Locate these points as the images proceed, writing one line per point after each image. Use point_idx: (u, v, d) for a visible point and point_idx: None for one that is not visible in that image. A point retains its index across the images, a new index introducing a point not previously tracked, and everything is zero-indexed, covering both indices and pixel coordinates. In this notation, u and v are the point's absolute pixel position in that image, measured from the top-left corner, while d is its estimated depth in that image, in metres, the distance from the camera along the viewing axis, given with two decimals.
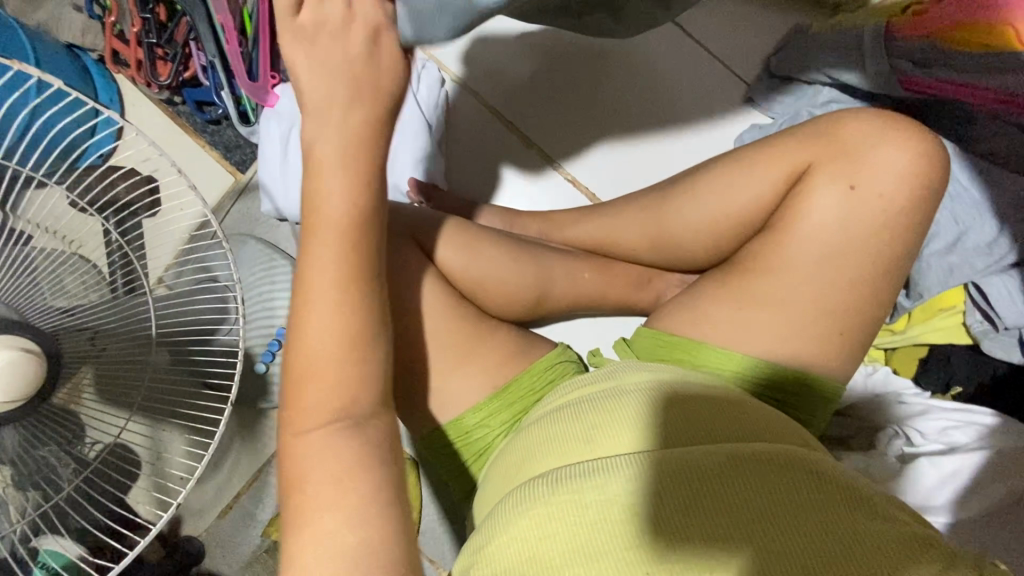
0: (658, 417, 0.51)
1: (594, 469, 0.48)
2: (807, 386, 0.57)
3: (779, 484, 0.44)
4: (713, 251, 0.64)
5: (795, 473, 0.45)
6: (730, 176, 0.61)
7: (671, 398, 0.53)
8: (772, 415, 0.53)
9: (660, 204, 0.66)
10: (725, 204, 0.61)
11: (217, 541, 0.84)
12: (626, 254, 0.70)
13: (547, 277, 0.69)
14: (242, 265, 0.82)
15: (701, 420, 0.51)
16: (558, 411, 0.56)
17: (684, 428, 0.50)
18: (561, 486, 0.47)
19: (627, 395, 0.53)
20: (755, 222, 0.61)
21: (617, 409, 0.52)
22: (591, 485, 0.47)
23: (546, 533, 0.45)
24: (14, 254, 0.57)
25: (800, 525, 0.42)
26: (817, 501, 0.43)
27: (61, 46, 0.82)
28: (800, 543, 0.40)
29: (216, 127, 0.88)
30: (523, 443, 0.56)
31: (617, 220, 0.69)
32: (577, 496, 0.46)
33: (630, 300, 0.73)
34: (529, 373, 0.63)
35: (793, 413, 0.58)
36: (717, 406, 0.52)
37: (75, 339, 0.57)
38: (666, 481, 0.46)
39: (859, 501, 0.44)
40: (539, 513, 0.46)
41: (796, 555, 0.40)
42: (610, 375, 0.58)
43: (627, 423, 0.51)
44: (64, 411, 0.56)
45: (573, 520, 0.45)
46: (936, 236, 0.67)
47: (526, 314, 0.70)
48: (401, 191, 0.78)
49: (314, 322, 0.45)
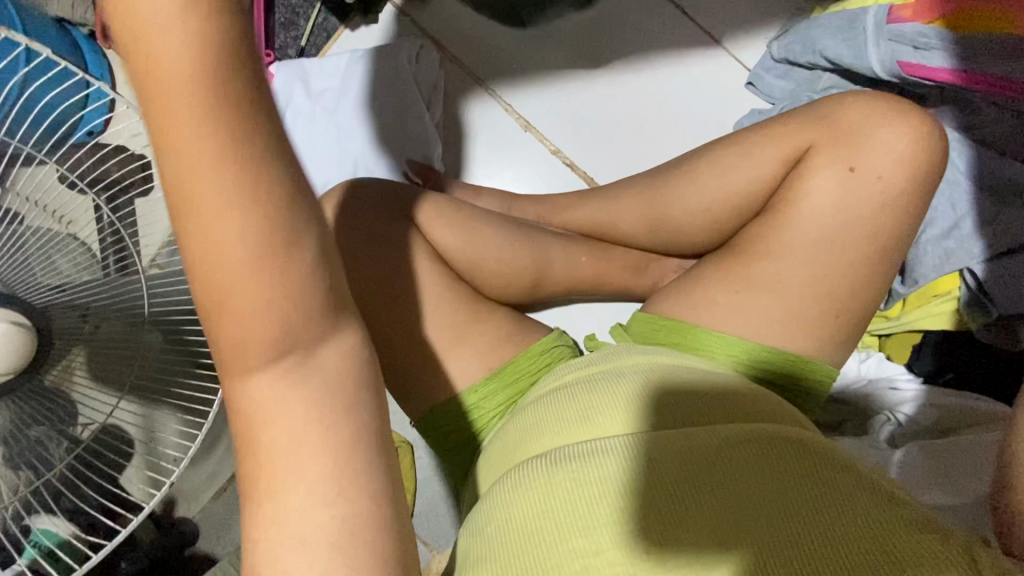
0: (655, 398, 0.51)
1: (589, 450, 0.48)
2: (801, 371, 0.57)
3: (773, 463, 0.45)
4: (712, 236, 0.64)
5: (788, 454, 0.45)
6: (729, 159, 0.61)
7: (667, 381, 0.53)
8: (769, 397, 0.53)
9: (660, 188, 0.65)
10: (723, 187, 0.61)
11: (212, 522, 0.85)
12: (624, 238, 0.70)
13: (544, 259, 0.69)
14: None
15: (697, 402, 0.51)
16: (556, 392, 0.56)
17: (681, 409, 0.50)
18: (556, 466, 0.48)
19: (624, 377, 0.54)
20: (753, 205, 0.61)
21: (613, 391, 0.53)
22: (587, 466, 0.47)
23: (542, 514, 0.45)
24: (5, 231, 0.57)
25: (793, 502, 0.42)
26: (811, 481, 0.43)
27: (50, 21, 0.79)
28: (793, 520, 0.41)
29: None
30: (521, 425, 0.56)
31: (615, 203, 0.69)
32: (573, 478, 0.46)
33: (628, 285, 0.73)
34: (525, 356, 0.63)
35: (790, 397, 0.58)
36: (713, 389, 0.52)
37: (66, 316, 0.57)
38: (661, 461, 0.46)
39: (851, 480, 0.44)
40: (537, 495, 0.46)
41: (788, 531, 0.40)
42: (607, 358, 0.58)
43: (624, 405, 0.51)
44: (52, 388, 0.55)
45: (568, 500, 0.45)
46: (929, 228, 0.68)
47: (524, 297, 0.70)
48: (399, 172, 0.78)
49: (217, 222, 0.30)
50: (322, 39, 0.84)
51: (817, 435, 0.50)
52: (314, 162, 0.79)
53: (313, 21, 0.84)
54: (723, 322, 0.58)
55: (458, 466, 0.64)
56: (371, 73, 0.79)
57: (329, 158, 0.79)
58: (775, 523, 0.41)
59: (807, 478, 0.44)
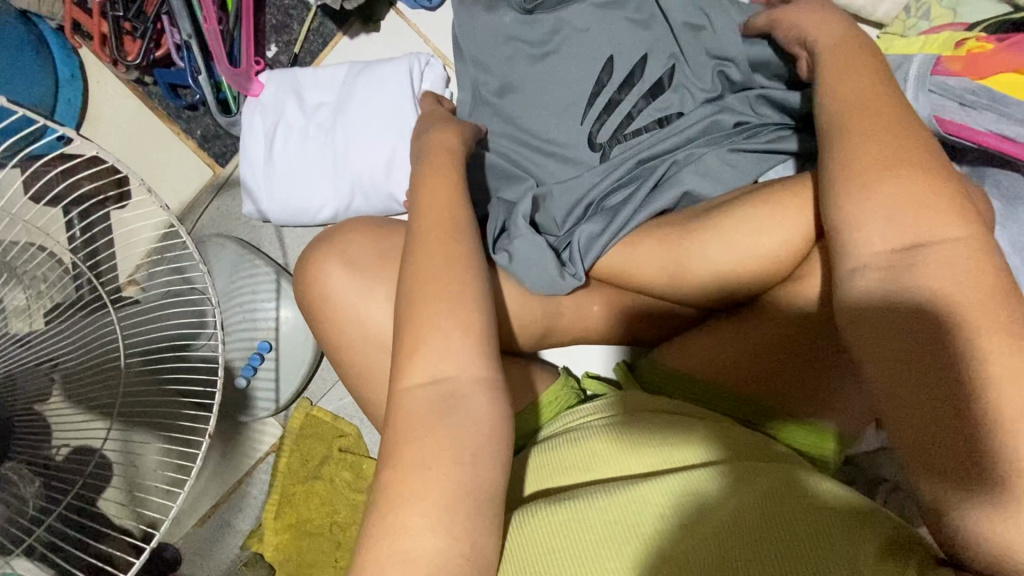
0: (639, 442, 0.54)
1: (579, 492, 0.51)
2: (790, 424, 0.61)
3: (762, 490, 0.47)
4: (731, 294, 0.61)
5: (776, 481, 0.48)
6: (758, 218, 0.57)
7: (662, 422, 0.56)
8: (757, 442, 0.55)
9: (682, 239, 0.61)
10: (754, 249, 0.57)
11: (195, 549, 0.82)
12: (640, 287, 0.66)
13: (555, 311, 0.67)
14: (221, 270, 0.76)
15: (689, 441, 0.54)
16: (556, 438, 0.58)
17: (667, 452, 0.53)
18: (563, 503, 0.50)
19: (621, 420, 0.57)
20: (782, 270, 0.57)
21: (611, 433, 0.56)
22: (573, 507, 0.49)
23: (535, 549, 0.47)
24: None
25: (780, 529, 0.44)
26: (798, 523, 0.44)
27: (15, 15, 0.71)
28: (780, 546, 0.43)
29: (193, 113, 0.78)
30: (516, 477, 0.56)
31: (634, 253, 0.64)
32: (560, 518, 0.48)
33: (636, 333, 0.71)
34: (536, 407, 0.64)
35: (797, 445, 0.61)
36: (704, 429, 0.55)
37: (34, 370, 0.53)
38: (657, 491, 0.48)
39: (836, 499, 0.46)
40: (546, 538, 0.48)
41: (775, 557, 0.43)
42: (606, 403, 0.60)
43: (610, 452, 0.54)
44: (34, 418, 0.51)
45: (575, 534, 0.47)
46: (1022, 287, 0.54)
47: (532, 343, 0.69)
48: (398, 201, 0.72)
49: (384, 466, 0.45)
50: (318, 46, 0.79)
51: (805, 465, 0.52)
52: (307, 182, 0.73)
53: (307, 25, 0.78)
54: (717, 377, 0.63)
55: None
56: (374, 90, 0.73)
57: (324, 179, 0.73)
58: (747, 552, 0.43)
59: (786, 512, 0.45)
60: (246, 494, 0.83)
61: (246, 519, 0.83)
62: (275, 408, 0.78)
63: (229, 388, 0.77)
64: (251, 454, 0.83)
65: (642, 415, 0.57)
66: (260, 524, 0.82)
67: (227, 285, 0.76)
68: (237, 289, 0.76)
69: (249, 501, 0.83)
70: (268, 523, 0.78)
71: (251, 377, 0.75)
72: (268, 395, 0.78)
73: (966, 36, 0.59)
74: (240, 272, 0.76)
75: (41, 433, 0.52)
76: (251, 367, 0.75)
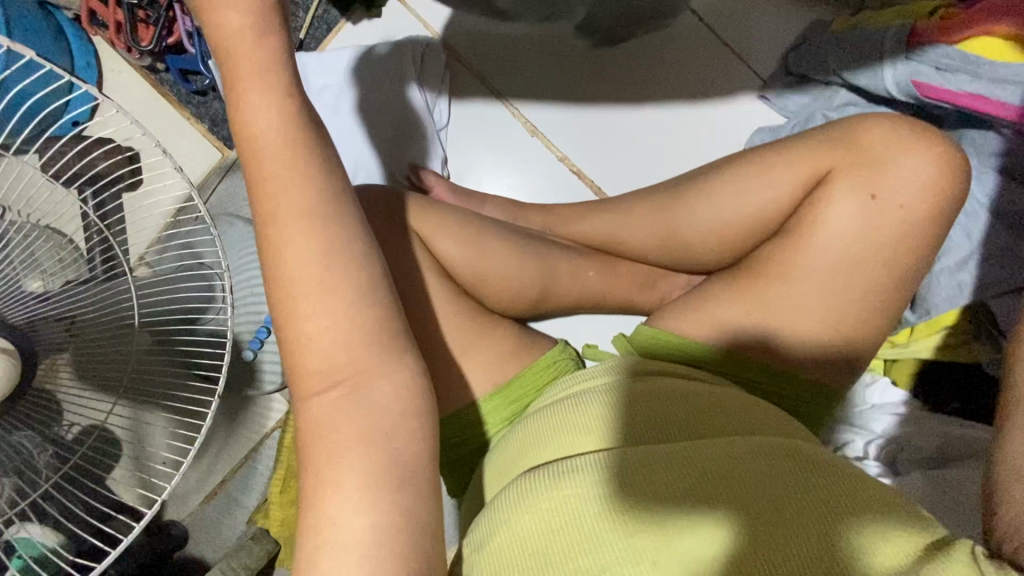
0: (645, 413, 0.52)
1: (574, 463, 0.49)
2: (788, 381, 0.58)
3: (768, 468, 0.46)
4: (724, 254, 0.64)
5: (785, 461, 0.46)
6: (744, 178, 0.61)
7: (667, 391, 0.54)
8: (762, 407, 0.54)
9: (673, 205, 0.65)
10: (738, 207, 0.62)
11: (202, 526, 0.83)
12: (634, 254, 0.70)
13: (553, 276, 0.69)
14: (230, 248, 0.79)
15: (693, 412, 0.52)
16: (555, 404, 0.56)
17: (671, 422, 0.51)
18: (560, 481, 0.48)
19: (621, 390, 0.54)
20: (769, 226, 0.61)
21: (611, 404, 0.53)
22: (570, 482, 0.47)
23: (530, 529, 0.46)
24: (9, 236, 0.58)
25: (788, 509, 0.43)
26: (813, 501, 0.44)
27: (32, 4, 0.75)
28: (790, 526, 0.42)
29: (202, 98, 0.83)
30: (516, 435, 0.56)
31: (628, 220, 0.68)
32: (558, 493, 0.47)
33: (634, 300, 0.73)
34: (530, 371, 0.63)
35: (799, 417, 0.60)
36: (710, 401, 0.53)
37: (52, 329, 0.55)
38: (657, 465, 0.47)
39: (845, 478, 0.46)
40: (536, 513, 0.46)
41: (781, 534, 0.42)
42: (604, 373, 0.57)
43: (614, 419, 0.52)
44: (45, 395, 0.53)
45: (570, 515, 0.46)
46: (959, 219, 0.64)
47: (528, 312, 0.70)
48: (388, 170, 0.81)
49: None
50: (323, 33, 0.85)
51: (811, 443, 0.51)
52: None
53: (314, 13, 0.85)
54: (714, 340, 0.59)
55: (458, 479, 0.65)
56: (379, 75, 0.80)
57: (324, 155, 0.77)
58: (754, 531, 0.42)
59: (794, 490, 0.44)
60: (252, 470, 0.85)
61: (252, 496, 0.84)
62: (282, 382, 0.81)
63: (235, 362, 0.79)
64: (255, 433, 0.85)
65: (646, 382, 0.55)
66: (266, 500, 0.83)
67: (236, 262, 0.78)
68: (245, 266, 0.78)
69: (256, 478, 0.85)
70: (275, 497, 0.79)
71: (258, 350, 0.78)
72: (275, 370, 0.80)
73: (940, 9, 0.72)
74: (248, 250, 0.79)
75: (51, 408, 0.53)
76: (257, 340, 0.79)
